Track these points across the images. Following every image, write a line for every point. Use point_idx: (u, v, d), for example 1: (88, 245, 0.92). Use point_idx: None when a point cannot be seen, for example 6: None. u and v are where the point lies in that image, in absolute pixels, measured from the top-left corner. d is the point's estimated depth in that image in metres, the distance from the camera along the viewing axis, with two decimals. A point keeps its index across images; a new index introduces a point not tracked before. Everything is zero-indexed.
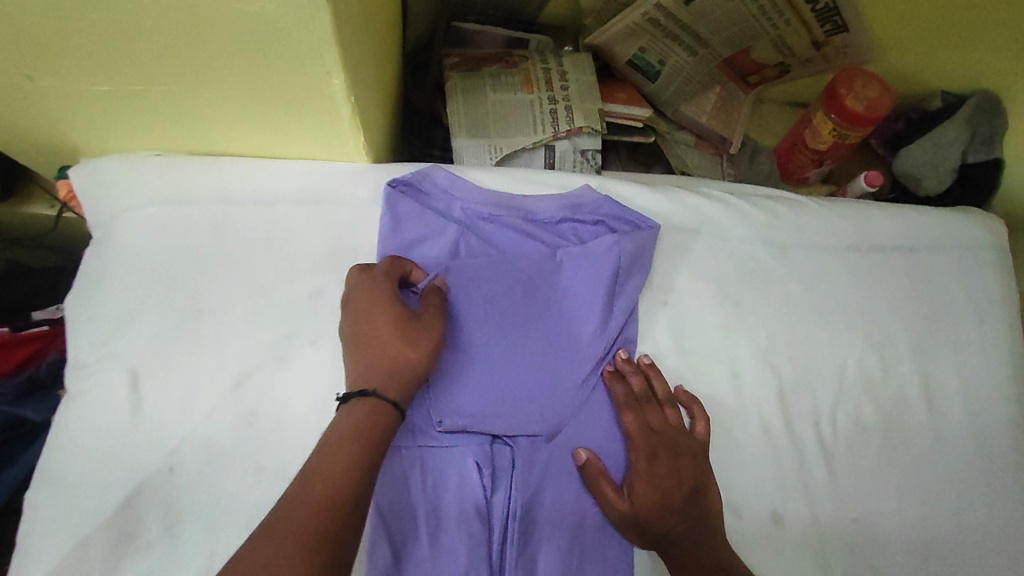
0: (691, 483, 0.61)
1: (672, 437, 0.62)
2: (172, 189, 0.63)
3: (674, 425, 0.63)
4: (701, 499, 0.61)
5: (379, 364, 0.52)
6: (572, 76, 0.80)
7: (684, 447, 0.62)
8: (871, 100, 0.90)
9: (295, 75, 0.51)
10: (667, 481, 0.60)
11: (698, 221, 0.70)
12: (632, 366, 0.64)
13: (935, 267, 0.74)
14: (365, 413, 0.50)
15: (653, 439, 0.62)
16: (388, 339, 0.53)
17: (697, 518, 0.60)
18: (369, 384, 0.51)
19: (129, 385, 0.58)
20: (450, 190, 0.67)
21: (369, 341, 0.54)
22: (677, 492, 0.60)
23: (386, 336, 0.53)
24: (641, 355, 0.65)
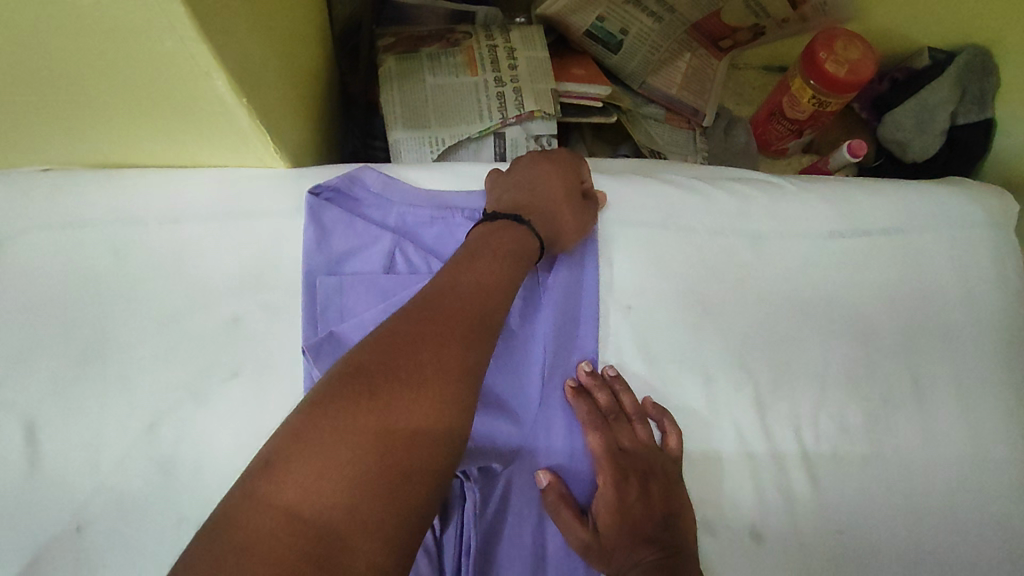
0: (662, 507, 0.55)
1: (642, 458, 0.57)
2: (62, 210, 0.55)
3: (646, 442, 0.57)
4: (674, 523, 0.55)
5: (411, 348, 0.43)
6: (521, 53, 0.72)
7: (654, 468, 0.57)
8: (853, 62, 0.82)
9: (169, 77, 0.43)
10: (635, 506, 0.55)
11: (663, 214, 0.63)
12: (598, 381, 0.58)
13: (924, 248, 0.67)
14: (391, 384, 0.41)
15: (620, 460, 0.57)
16: (432, 330, 0.45)
17: (670, 547, 0.54)
18: (394, 399, 0.40)
19: (25, 437, 0.52)
20: (384, 194, 0.60)
21: (403, 323, 0.45)
22: (645, 518, 0.55)
23: (425, 330, 0.44)
24: (607, 366, 0.59)
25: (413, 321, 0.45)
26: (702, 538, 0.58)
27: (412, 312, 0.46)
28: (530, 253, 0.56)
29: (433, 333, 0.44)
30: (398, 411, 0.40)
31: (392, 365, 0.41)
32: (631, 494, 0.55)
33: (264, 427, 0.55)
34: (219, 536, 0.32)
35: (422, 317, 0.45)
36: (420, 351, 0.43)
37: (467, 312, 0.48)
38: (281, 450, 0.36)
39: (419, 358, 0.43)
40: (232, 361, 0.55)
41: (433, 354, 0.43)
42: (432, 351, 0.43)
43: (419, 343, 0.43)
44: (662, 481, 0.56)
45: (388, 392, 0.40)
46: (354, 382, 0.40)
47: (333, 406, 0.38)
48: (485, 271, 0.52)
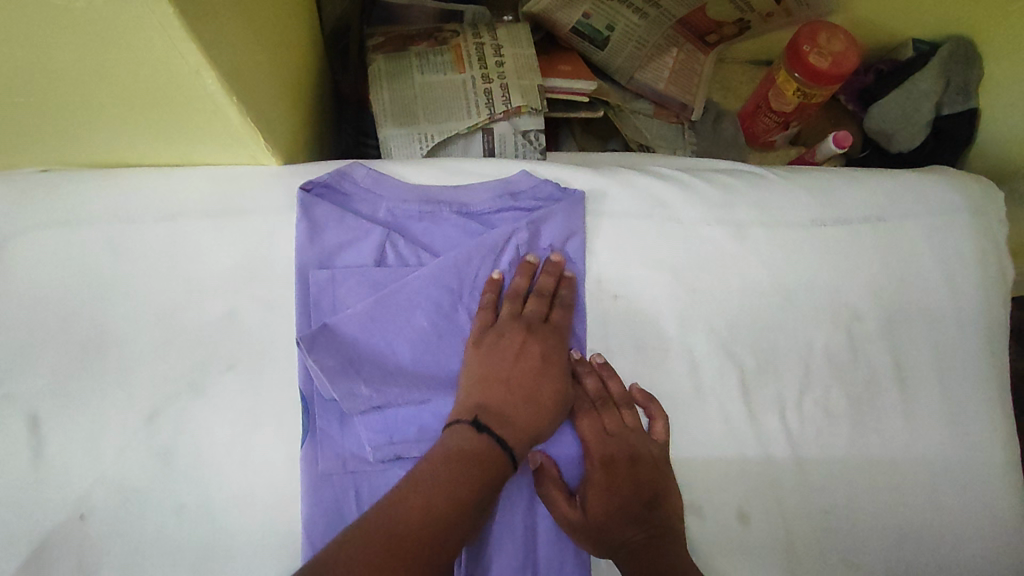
0: (648, 491, 0.56)
1: (628, 442, 0.58)
2: (60, 209, 0.57)
3: (632, 428, 0.59)
4: (659, 507, 0.56)
5: (457, 473, 0.50)
6: (507, 50, 0.73)
7: (640, 451, 0.58)
8: (836, 54, 0.84)
9: (161, 78, 0.44)
10: (622, 488, 0.56)
11: (650, 205, 0.64)
12: (586, 367, 0.59)
13: (907, 234, 0.68)
14: (450, 473, 0.49)
15: (607, 444, 0.58)
16: (474, 482, 0.50)
17: (654, 529, 0.55)
18: (452, 469, 0.50)
19: (29, 429, 0.54)
20: (374, 189, 0.61)
21: (454, 459, 0.50)
22: (630, 500, 0.56)
23: (472, 478, 0.50)
24: (594, 354, 0.60)
25: (464, 456, 0.51)
26: (688, 520, 0.59)
27: (469, 446, 0.51)
28: (528, 373, 0.56)
29: (476, 478, 0.50)
30: (453, 495, 0.49)
31: (450, 474, 0.49)
32: (618, 476, 0.57)
33: (261, 417, 0.56)
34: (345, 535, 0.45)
35: (472, 456, 0.51)
36: (464, 486, 0.49)
37: (516, 437, 0.53)
38: (357, 554, 0.43)
39: (461, 494, 0.49)
40: (228, 354, 0.57)
41: (476, 483, 0.50)
42: (468, 464, 0.50)
43: (467, 476, 0.50)
44: (648, 465, 0.57)
45: (448, 478, 0.49)
46: (423, 480, 0.49)
47: (393, 531, 0.45)
48: (518, 360, 0.56)
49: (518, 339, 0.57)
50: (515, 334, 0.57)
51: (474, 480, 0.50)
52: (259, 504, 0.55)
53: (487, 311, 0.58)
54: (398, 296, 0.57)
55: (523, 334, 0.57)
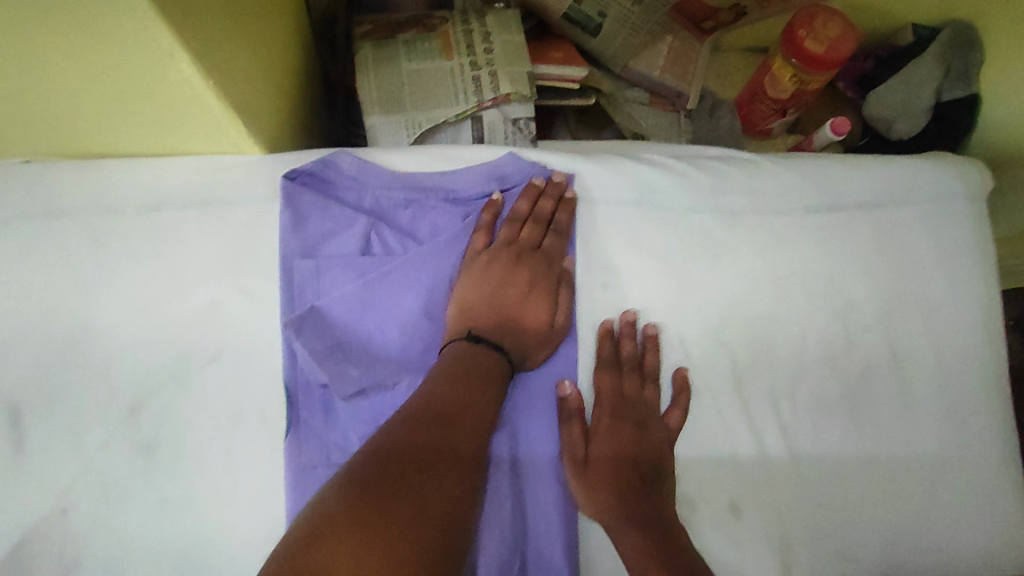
0: (652, 464, 0.56)
1: (642, 409, 0.59)
2: (43, 201, 0.57)
3: (652, 402, 0.59)
4: (660, 485, 0.56)
5: (466, 378, 0.52)
6: (496, 37, 0.72)
7: (652, 421, 0.58)
8: (832, 40, 0.82)
9: (134, 62, 0.43)
10: (631, 446, 0.57)
11: (640, 192, 0.63)
12: (632, 332, 0.60)
13: (903, 222, 0.67)
14: (454, 390, 0.51)
15: (621, 406, 0.58)
16: (486, 387, 0.53)
17: (651, 507, 0.54)
18: (456, 383, 0.51)
19: (10, 422, 0.53)
20: (359, 177, 0.60)
21: (460, 366, 0.53)
22: (633, 466, 0.56)
23: (481, 380, 0.53)
24: (645, 325, 0.61)
25: (467, 363, 0.53)
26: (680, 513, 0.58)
27: (471, 355, 0.54)
28: (520, 295, 0.58)
29: (482, 380, 0.53)
30: (466, 398, 0.51)
31: (451, 391, 0.51)
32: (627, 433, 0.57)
33: (245, 409, 0.55)
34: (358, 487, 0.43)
35: (480, 360, 0.54)
36: (473, 386, 0.52)
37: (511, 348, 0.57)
38: (375, 464, 0.44)
39: (470, 398, 0.51)
40: (211, 346, 0.56)
41: (484, 386, 0.53)
42: (479, 364, 0.53)
43: (476, 378, 0.53)
44: (657, 440, 0.57)
45: (454, 390, 0.51)
46: (430, 403, 0.50)
47: (402, 446, 0.46)
48: (509, 285, 0.59)
49: (508, 265, 0.59)
50: (506, 257, 0.60)
51: (483, 382, 0.53)
52: (243, 498, 0.54)
53: (483, 238, 0.60)
54: (384, 283, 0.56)
55: (514, 261, 0.59)
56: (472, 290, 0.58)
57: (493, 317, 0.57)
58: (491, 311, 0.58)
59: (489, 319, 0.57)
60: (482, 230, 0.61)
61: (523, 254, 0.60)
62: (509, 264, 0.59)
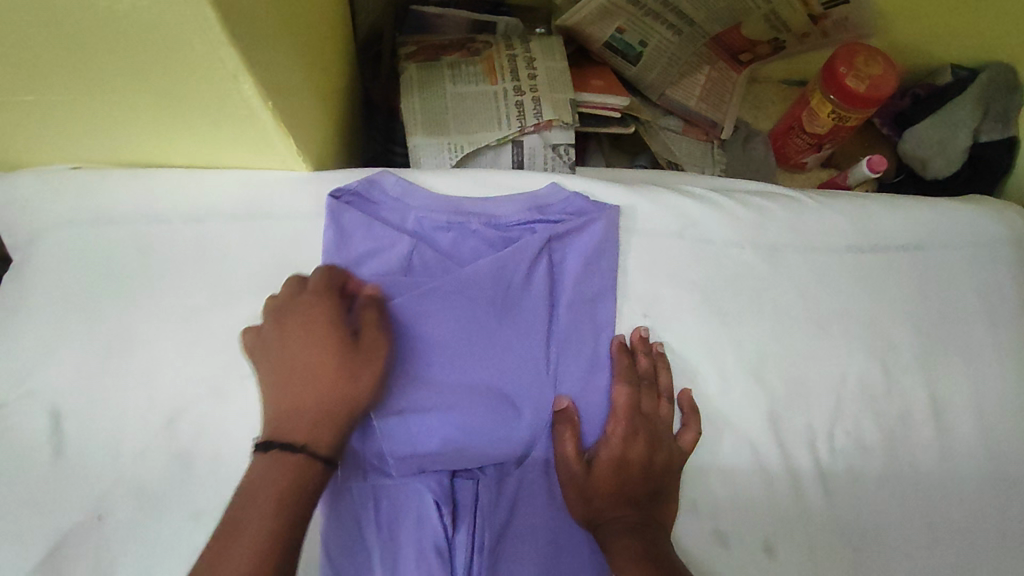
0: (653, 481, 0.55)
1: (657, 426, 0.57)
2: (93, 207, 0.57)
3: (664, 421, 0.58)
4: (657, 502, 0.55)
5: (304, 419, 0.49)
6: (540, 63, 0.73)
7: (671, 438, 0.57)
8: (874, 78, 0.82)
9: (199, 81, 0.44)
10: (642, 461, 0.56)
11: (680, 225, 0.63)
12: (644, 347, 0.59)
13: (944, 265, 0.66)
14: (275, 462, 0.47)
15: (635, 419, 0.57)
16: (330, 372, 0.50)
17: (643, 518, 0.53)
18: (286, 437, 0.48)
19: (51, 425, 0.53)
20: (403, 198, 0.60)
21: (301, 369, 0.50)
22: (640, 477, 0.55)
23: (325, 361, 0.50)
24: (654, 343, 0.60)
25: (322, 355, 0.50)
26: (713, 550, 0.57)
27: (309, 332, 0.51)
28: (344, 343, 0.51)
29: (333, 361, 0.50)
30: (288, 463, 0.47)
31: (278, 464, 0.47)
32: (635, 449, 0.56)
33: None
34: (219, 546, 0.44)
35: (312, 330, 0.51)
36: (323, 376, 0.50)
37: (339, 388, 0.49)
38: None
39: (318, 430, 0.49)
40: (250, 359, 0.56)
41: (335, 413, 0.49)
42: (324, 338, 0.51)
43: (311, 399, 0.49)
44: (663, 458, 0.56)
45: (275, 464, 0.47)
46: (286, 405, 0.49)
47: (250, 492, 0.46)
48: (308, 340, 0.51)
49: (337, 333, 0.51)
50: (309, 319, 0.52)
51: (344, 369, 0.50)
52: None
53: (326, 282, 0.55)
54: (424, 303, 0.57)
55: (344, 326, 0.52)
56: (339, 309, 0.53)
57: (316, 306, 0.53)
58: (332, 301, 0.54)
59: (333, 324, 0.52)
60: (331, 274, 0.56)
61: (298, 313, 0.52)
62: (315, 329, 0.51)
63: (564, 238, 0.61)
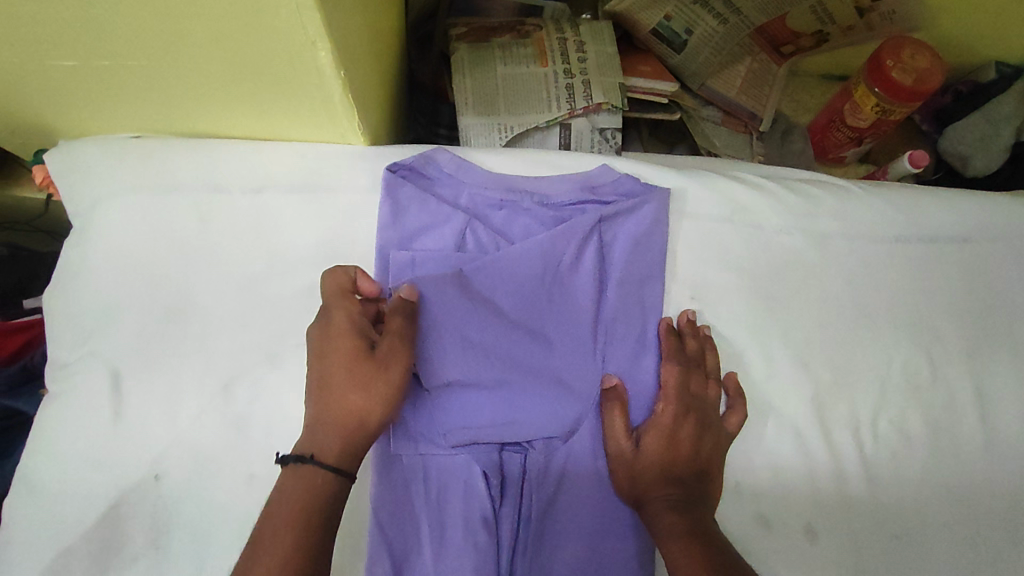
0: (701, 462, 0.55)
1: (705, 407, 0.57)
2: (155, 175, 0.58)
3: (712, 403, 0.58)
4: (704, 482, 0.55)
5: (324, 433, 0.48)
6: (590, 47, 0.73)
7: (718, 420, 0.58)
8: (920, 71, 0.81)
9: (277, 46, 0.45)
10: (690, 443, 0.56)
11: (730, 209, 0.63)
12: (693, 330, 0.60)
13: (992, 259, 0.66)
14: (297, 477, 0.47)
15: (684, 399, 0.57)
16: (352, 390, 0.49)
17: (691, 497, 0.53)
18: (309, 449, 0.48)
19: (111, 386, 0.54)
20: (457, 175, 0.61)
21: (325, 381, 0.49)
22: (688, 458, 0.55)
23: (343, 375, 0.49)
24: (702, 325, 0.60)
25: (342, 368, 0.49)
26: (756, 532, 0.57)
27: (332, 343, 0.50)
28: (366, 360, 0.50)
29: (351, 374, 0.49)
30: (307, 480, 0.46)
31: (300, 477, 0.47)
32: (686, 430, 0.56)
33: None
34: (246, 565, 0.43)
35: (335, 343, 0.50)
36: (341, 390, 0.49)
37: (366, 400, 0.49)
38: None
39: (335, 443, 0.48)
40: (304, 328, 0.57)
41: (352, 428, 0.48)
42: (344, 353, 0.50)
43: (334, 411, 0.48)
44: (711, 439, 0.56)
45: (297, 478, 0.46)
46: (313, 424, 0.49)
47: (277, 510, 0.45)
48: (332, 358, 0.50)
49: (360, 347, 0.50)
50: (331, 339, 0.51)
51: (362, 383, 0.49)
52: None
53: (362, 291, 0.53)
54: (476, 278, 0.57)
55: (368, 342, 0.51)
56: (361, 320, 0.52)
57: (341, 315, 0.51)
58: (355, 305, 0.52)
59: (353, 337, 0.50)
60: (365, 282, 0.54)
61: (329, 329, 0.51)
62: (338, 348, 0.50)
63: (617, 218, 0.61)
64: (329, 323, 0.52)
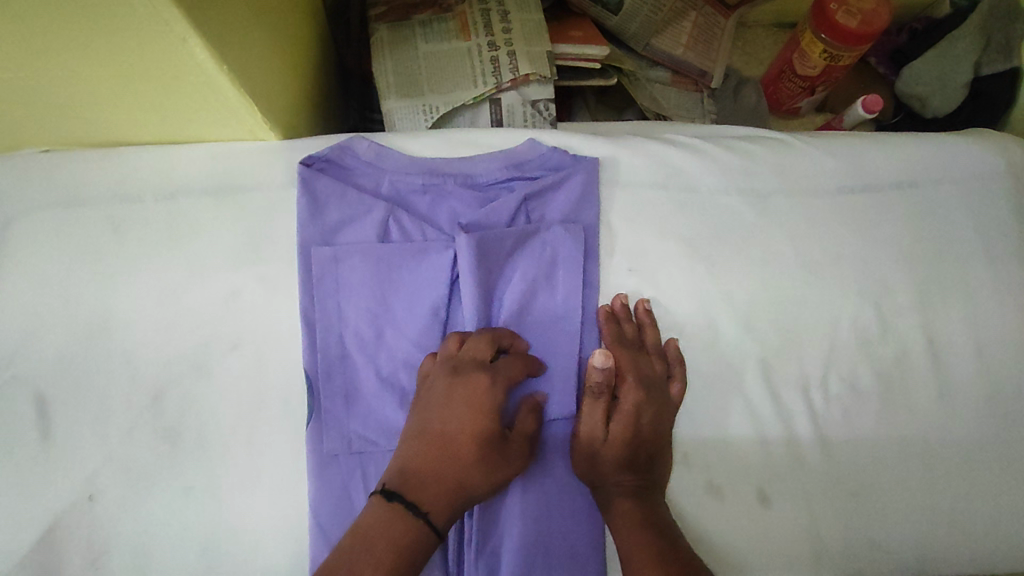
0: (654, 443, 0.54)
1: (657, 389, 0.56)
2: (63, 189, 0.56)
3: (661, 379, 0.57)
4: (655, 462, 0.54)
5: (435, 491, 0.49)
6: (515, 16, 0.70)
7: (666, 399, 0.56)
8: (865, 12, 0.79)
9: (148, 45, 0.43)
10: (642, 429, 0.54)
11: (664, 174, 0.61)
12: (630, 313, 0.58)
13: (940, 201, 0.64)
14: (385, 520, 0.47)
15: (637, 379, 0.55)
16: (491, 458, 0.50)
17: (640, 477, 0.53)
18: (422, 503, 0.48)
19: (37, 409, 0.53)
20: (376, 163, 0.59)
21: (462, 439, 0.50)
22: (642, 444, 0.54)
23: (476, 445, 0.50)
24: (640, 302, 0.59)
25: (477, 440, 0.50)
26: (706, 502, 0.56)
27: (470, 405, 0.51)
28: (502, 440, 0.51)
29: (482, 446, 0.50)
30: (401, 540, 0.46)
31: (404, 526, 0.47)
32: (641, 408, 0.54)
33: (265, 398, 0.55)
34: None
35: (481, 400, 0.51)
36: (477, 456, 0.50)
37: (487, 477, 0.50)
38: None
39: (445, 504, 0.49)
40: (231, 334, 0.56)
41: (442, 492, 0.49)
42: (493, 421, 0.51)
43: (458, 474, 0.49)
44: (660, 418, 0.55)
45: (391, 525, 0.47)
46: (443, 476, 0.49)
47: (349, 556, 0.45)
48: (476, 419, 0.51)
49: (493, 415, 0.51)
50: (481, 397, 0.51)
51: (488, 456, 0.50)
52: (263, 487, 0.53)
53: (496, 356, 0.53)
54: (393, 276, 0.56)
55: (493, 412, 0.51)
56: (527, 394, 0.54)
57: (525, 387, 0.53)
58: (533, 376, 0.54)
59: (496, 412, 0.52)
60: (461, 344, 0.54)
61: (471, 380, 0.51)
62: (481, 408, 0.51)
63: (544, 194, 0.60)
64: (457, 377, 0.52)
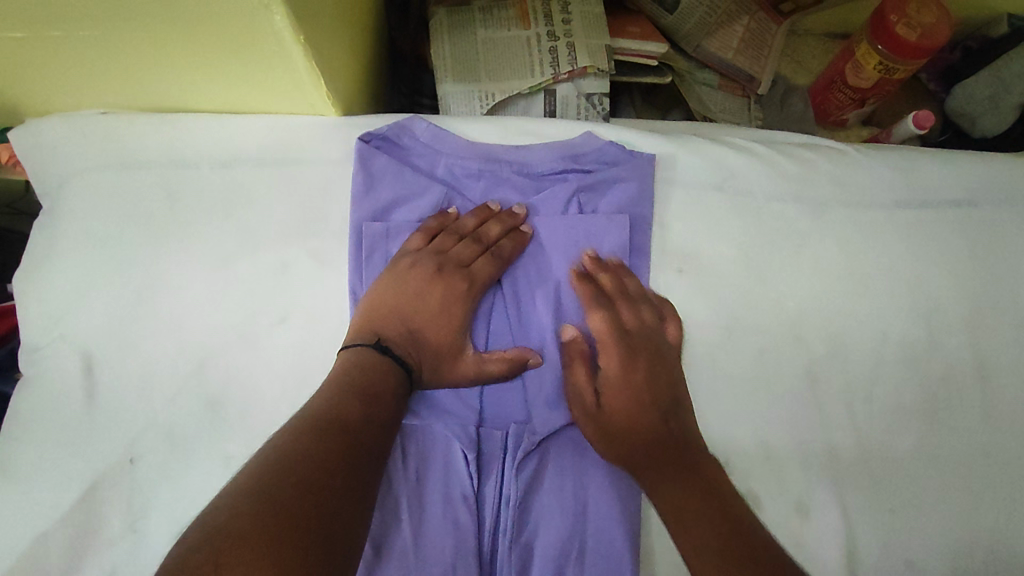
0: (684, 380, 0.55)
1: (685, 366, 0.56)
2: (121, 152, 0.57)
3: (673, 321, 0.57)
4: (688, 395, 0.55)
5: (402, 346, 0.53)
6: (575, 7, 0.70)
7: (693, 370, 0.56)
8: (926, 26, 0.77)
9: (228, 9, 0.42)
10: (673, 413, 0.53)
11: (721, 176, 0.61)
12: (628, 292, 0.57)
13: (996, 223, 0.63)
14: (365, 359, 0.50)
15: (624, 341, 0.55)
16: (455, 339, 0.55)
17: (671, 436, 0.52)
18: (394, 349, 0.52)
19: (84, 369, 0.53)
20: (433, 144, 0.59)
21: (433, 311, 0.55)
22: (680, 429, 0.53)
23: (441, 316, 0.55)
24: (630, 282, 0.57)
25: (444, 312, 0.55)
26: None
27: (442, 284, 0.55)
28: (466, 325, 0.56)
29: (445, 316, 0.55)
30: (378, 370, 0.50)
31: (379, 364, 0.50)
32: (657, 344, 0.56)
33: (310, 374, 0.54)
34: (333, 401, 0.46)
35: (455, 287, 0.56)
36: (439, 331, 0.55)
37: (444, 350, 0.54)
38: (307, 427, 0.43)
39: (411, 359, 0.53)
40: (279, 308, 0.55)
41: (409, 348, 0.53)
42: (462, 306, 0.56)
43: (423, 342, 0.54)
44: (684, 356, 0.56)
45: (375, 364, 0.50)
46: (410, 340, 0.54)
47: (367, 381, 0.48)
48: (446, 297, 0.55)
49: (460, 293, 0.56)
50: (452, 281, 0.56)
51: (451, 329, 0.55)
52: None
53: (466, 247, 0.56)
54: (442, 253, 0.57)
55: (463, 288, 0.56)
56: (490, 281, 0.57)
57: (486, 271, 0.56)
58: (497, 266, 0.57)
59: (467, 300, 0.56)
60: (434, 235, 0.57)
61: (448, 269, 0.56)
62: (452, 288, 0.55)
63: (598, 188, 0.59)
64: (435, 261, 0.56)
